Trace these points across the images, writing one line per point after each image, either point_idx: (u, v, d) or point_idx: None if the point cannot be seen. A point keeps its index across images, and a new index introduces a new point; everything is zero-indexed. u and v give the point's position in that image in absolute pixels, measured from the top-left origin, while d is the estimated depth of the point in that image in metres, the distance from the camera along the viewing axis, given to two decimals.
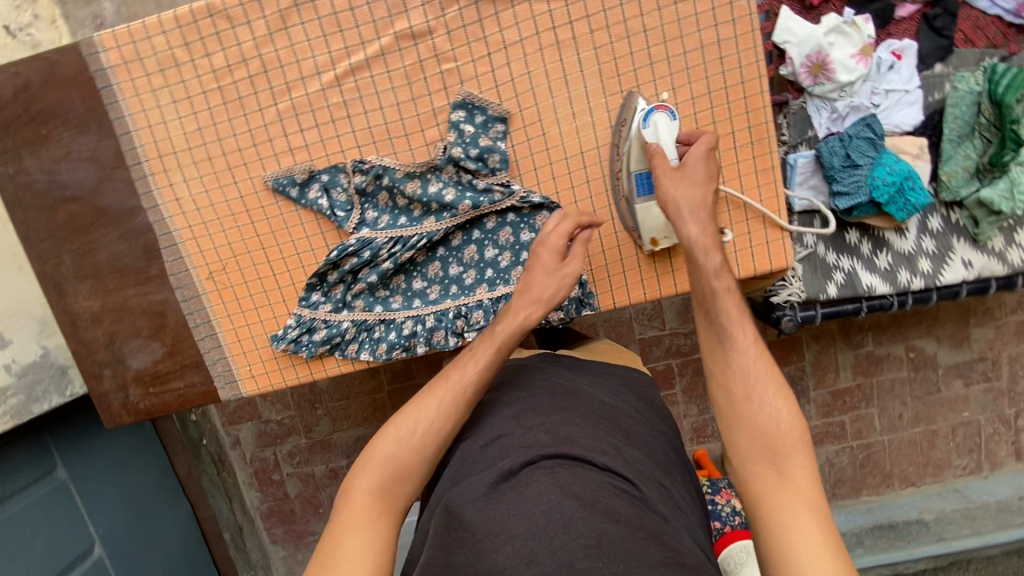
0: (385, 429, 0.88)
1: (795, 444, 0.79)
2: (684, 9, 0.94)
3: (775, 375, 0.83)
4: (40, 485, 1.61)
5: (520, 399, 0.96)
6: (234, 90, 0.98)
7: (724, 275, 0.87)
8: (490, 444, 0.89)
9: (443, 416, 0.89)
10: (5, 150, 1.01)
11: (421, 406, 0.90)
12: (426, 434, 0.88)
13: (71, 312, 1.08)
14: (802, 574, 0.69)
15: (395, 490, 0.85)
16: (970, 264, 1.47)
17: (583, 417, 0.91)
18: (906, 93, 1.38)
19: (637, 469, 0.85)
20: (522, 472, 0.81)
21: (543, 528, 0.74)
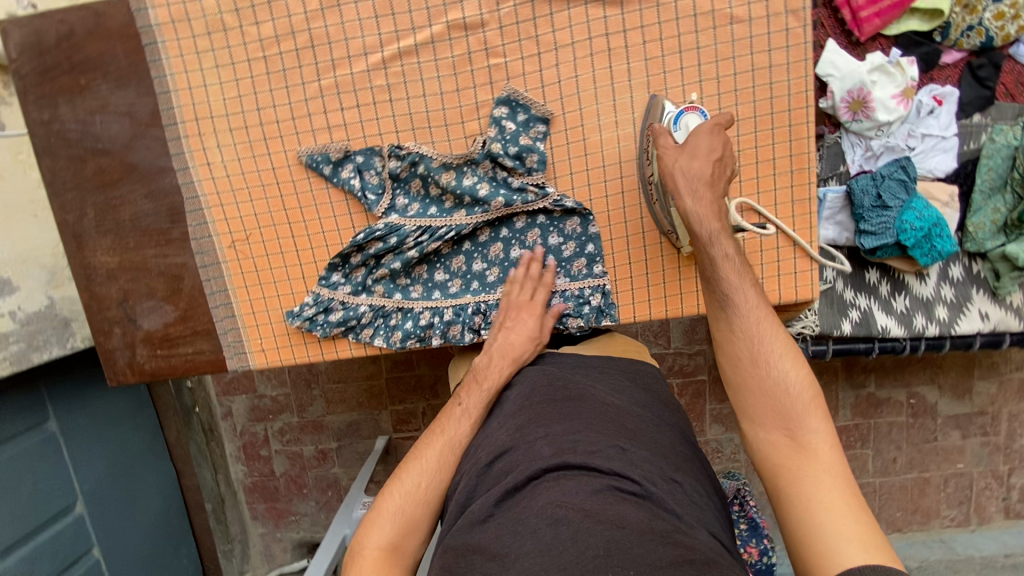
0: (392, 486, 0.97)
1: (804, 402, 0.85)
2: (740, 30, 0.93)
3: (779, 336, 0.89)
4: (30, 435, 1.59)
5: (523, 403, 0.97)
6: (279, 61, 0.97)
7: (722, 239, 0.89)
8: (493, 464, 0.90)
9: (443, 470, 0.98)
10: (40, 96, 1.00)
11: (421, 459, 0.99)
12: (429, 486, 0.96)
13: (87, 266, 1.07)
14: (815, 519, 0.77)
15: (404, 542, 0.94)
16: (986, 317, 1.46)
17: (588, 423, 0.90)
18: (943, 139, 1.37)
19: (644, 471, 0.84)
20: (526, 491, 0.82)
21: (553, 542, 0.73)
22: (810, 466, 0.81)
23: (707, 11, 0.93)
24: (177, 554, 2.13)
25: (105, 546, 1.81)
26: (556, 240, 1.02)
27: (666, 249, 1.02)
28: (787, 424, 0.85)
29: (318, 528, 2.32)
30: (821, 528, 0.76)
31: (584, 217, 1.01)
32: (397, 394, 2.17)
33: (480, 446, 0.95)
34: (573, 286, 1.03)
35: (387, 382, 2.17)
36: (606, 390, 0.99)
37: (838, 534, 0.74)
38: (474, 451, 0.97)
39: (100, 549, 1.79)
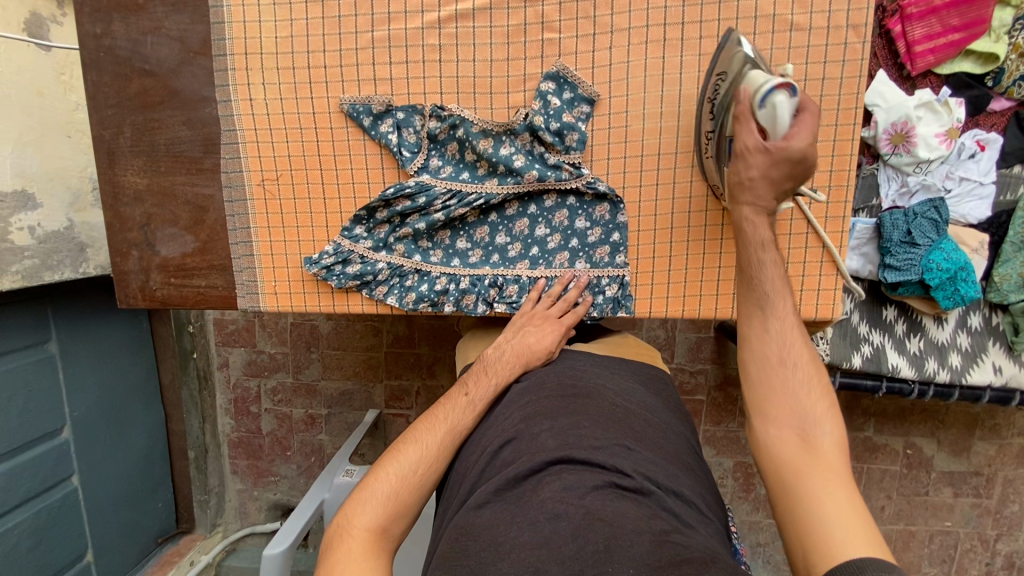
0: (387, 465, 0.91)
1: (824, 413, 0.79)
2: (798, 38, 0.93)
3: (809, 345, 0.83)
4: (30, 352, 1.59)
5: (531, 397, 0.96)
6: (336, 7, 0.97)
7: (771, 248, 0.84)
8: (495, 454, 0.89)
9: (442, 457, 0.94)
10: (97, 10, 1.01)
11: (419, 444, 0.94)
12: (426, 472, 0.92)
13: (115, 184, 1.07)
14: (823, 523, 0.70)
15: (393, 526, 0.88)
16: (1000, 371, 1.43)
17: (595, 421, 0.88)
18: (980, 185, 1.35)
19: (645, 470, 0.82)
20: (528, 481, 0.80)
21: (551, 537, 0.72)
22: (825, 473, 0.74)
23: (768, 15, 0.92)
24: (154, 496, 2.13)
25: (85, 476, 1.80)
26: (583, 224, 1.02)
27: (691, 249, 1.01)
28: (805, 429, 0.78)
29: (296, 493, 2.31)
30: (830, 533, 0.69)
31: (614, 204, 1.01)
32: (394, 369, 2.16)
33: (484, 439, 0.94)
34: (592, 275, 1.03)
35: (385, 356, 2.16)
36: (617, 391, 0.97)
37: (846, 536, 0.68)
38: (477, 443, 0.96)
39: (79, 478, 1.78)
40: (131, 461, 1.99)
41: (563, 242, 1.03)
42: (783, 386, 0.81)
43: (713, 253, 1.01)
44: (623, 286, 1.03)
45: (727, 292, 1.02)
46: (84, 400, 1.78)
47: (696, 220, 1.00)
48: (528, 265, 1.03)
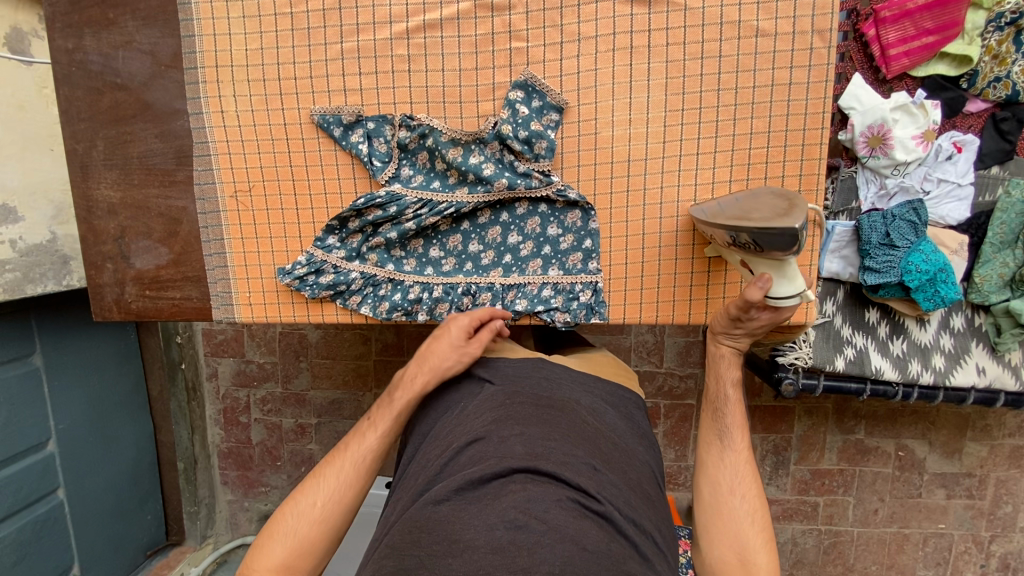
0: (286, 504, 0.94)
1: (762, 542, 0.91)
2: (764, 44, 0.93)
3: (756, 479, 0.97)
4: (17, 365, 1.59)
5: (502, 398, 0.94)
6: (304, 20, 0.98)
7: (739, 389, 1.01)
8: (459, 451, 0.87)
9: (342, 487, 0.95)
10: (68, 25, 1.02)
11: (323, 479, 0.96)
12: (325, 506, 0.93)
13: (89, 198, 1.07)
14: None
15: (299, 563, 0.90)
16: (983, 372, 1.43)
17: (564, 434, 0.88)
18: (958, 186, 1.36)
19: (610, 494, 0.83)
20: (493, 484, 0.80)
21: (507, 544, 0.72)
22: None
23: (733, 21, 0.93)
24: (143, 508, 2.12)
25: (71, 489, 1.79)
26: (555, 231, 1.02)
27: (664, 255, 1.01)
28: (744, 553, 0.91)
29: None
30: None
31: (586, 211, 1.01)
32: (382, 377, 2.15)
33: (447, 435, 0.93)
34: (565, 280, 1.02)
35: (374, 364, 2.16)
36: (589, 408, 0.98)
37: None
38: (439, 438, 0.94)
39: (65, 492, 1.77)
40: (118, 473, 1.98)
41: (535, 249, 1.02)
42: (732, 515, 0.94)
43: (686, 259, 1.01)
44: (597, 293, 1.02)
45: (700, 299, 1.03)
46: (70, 413, 1.77)
47: (668, 227, 1.00)
48: (501, 273, 1.03)
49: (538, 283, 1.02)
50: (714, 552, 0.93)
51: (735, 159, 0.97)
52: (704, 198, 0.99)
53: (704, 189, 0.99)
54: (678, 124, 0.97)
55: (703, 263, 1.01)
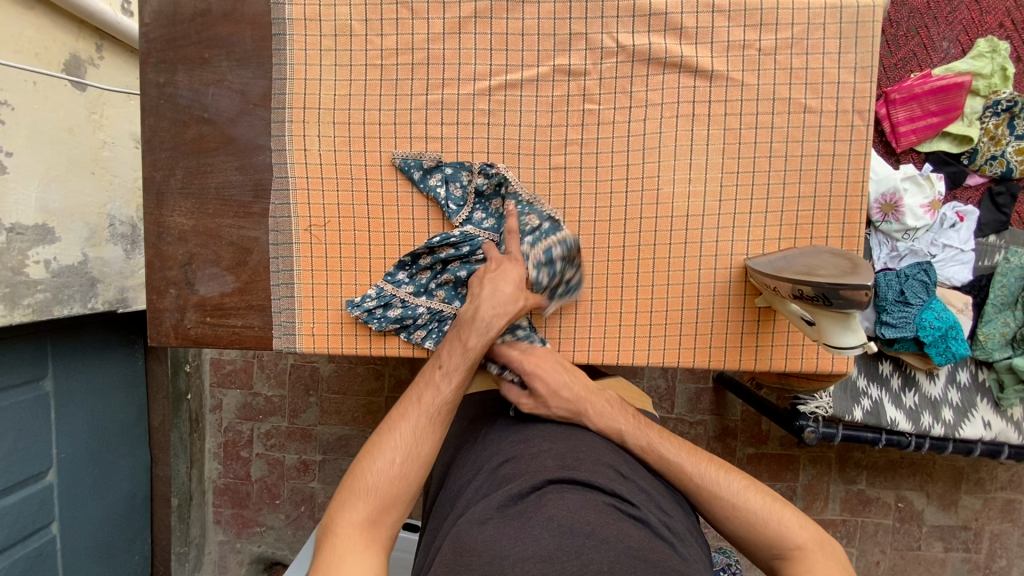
0: (365, 460, 0.88)
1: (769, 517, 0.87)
2: (811, 119, 1.04)
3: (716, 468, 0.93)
4: (25, 390, 1.53)
5: (526, 424, 1.01)
6: (393, 71, 1.05)
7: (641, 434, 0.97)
8: (493, 470, 0.91)
9: (420, 440, 0.91)
10: (162, 60, 1.06)
11: (400, 432, 0.91)
12: (405, 458, 0.88)
13: (161, 224, 1.09)
14: None
15: (384, 517, 0.85)
16: (989, 425, 1.52)
17: (589, 447, 0.93)
18: (961, 252, 1.49)
19: (641, 500, 0.85)
20: (531, 497, 0.82)
21: (554, 552, 0.71)
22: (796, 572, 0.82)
23: (784, 98, 1.04)
24: (130, 547, 2.00)
25: (65, 523, 1.69)
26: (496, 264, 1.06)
27: (718, 304, 1.08)
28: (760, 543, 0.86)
29: (281, 545, 2.20)
30: None
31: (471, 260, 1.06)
32: None
33: (478, 459, 0.97)
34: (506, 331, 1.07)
35: (387, 401, 2.14)
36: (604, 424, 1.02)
37: None
38: (469, 463, 0.98)
39: (59, 525, 1.67)
40: (113, 507, 1.89)
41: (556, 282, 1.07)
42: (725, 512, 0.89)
43: (737, 308, 1.08)
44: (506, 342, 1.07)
45: (749, 346, 1.09)
46: (73, 441, 1.70)
47: (722, 277, 1.08)
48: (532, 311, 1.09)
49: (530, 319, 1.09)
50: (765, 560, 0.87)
51: (784, 220, 1.06)
52: (755, 254, 1.07)
53: (755, 245, 1.07)
54: (734, 185, 1.06)
55: (754, 313, 1.08)
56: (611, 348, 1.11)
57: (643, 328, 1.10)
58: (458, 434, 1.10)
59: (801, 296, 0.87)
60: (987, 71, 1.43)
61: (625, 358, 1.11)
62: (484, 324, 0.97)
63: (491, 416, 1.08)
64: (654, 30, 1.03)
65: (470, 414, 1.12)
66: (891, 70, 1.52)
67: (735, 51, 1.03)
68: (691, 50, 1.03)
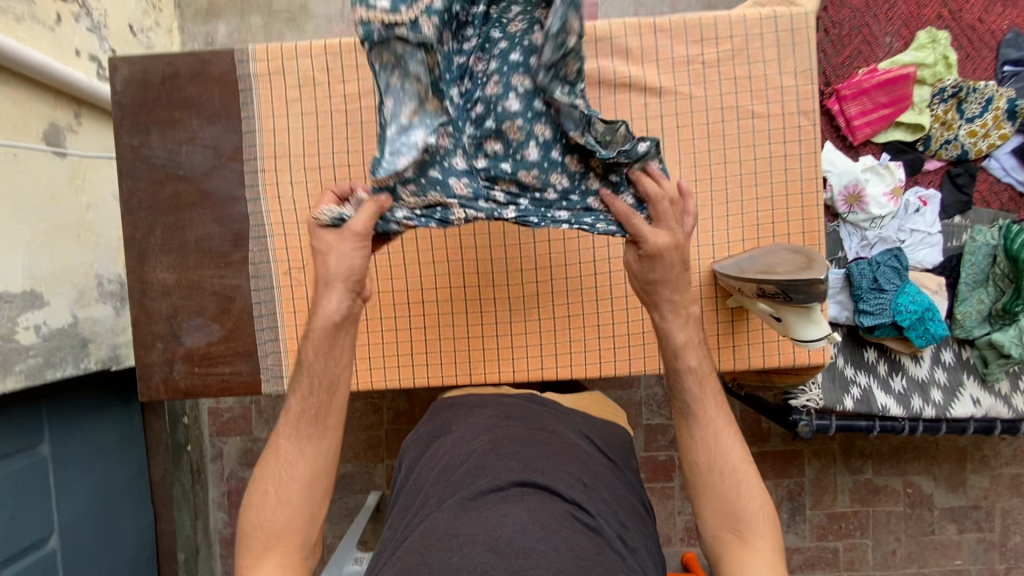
0: (252, 501, 0.90)
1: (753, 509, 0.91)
2: (760, 123, 1.08)
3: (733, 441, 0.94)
4: (24, 456, 1.53)
5: (496, 423, 1.00)
6: (358, 114, 1.10)
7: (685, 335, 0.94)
8: (458, 469, 0.90)
9: (297, 464, 0.91)
10: (135, 124, 1.10)
11: (274, 460, 0.91)
12: (279, 489, 0.90)
13: (144, 280, 1.12)
14: None
15: (286, 547, 0.88)
16: (978, 402, 1.54)
17: (556, 453, 0.93)
18: (929, 234, 1.52)
19: (599, 508, 0.86)
20: (491, 496, 0.81)
21: (504, 546, 0.72)
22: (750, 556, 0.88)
23: (733, 106, 1.08)
24: None
25: None
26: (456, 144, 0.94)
27: None
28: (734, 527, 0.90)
29: None
30: None
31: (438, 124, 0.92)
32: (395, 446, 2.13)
33: (445, 454, 0.97)
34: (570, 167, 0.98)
35: (386, 434, 2.14)
36: (574, 432, 1.04)
37: None
38: (436, 460, 0.97)
39: None
40: (117, 567, 1.86)
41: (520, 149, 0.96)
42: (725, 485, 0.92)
43: (711, 311, 1.11)
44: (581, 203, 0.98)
45: (728, 347, 1.12)
46: (73, 503, 1.69)
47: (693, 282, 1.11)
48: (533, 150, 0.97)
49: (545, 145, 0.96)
50: (710, 525, 0.93)
51: (746, 221, 1.10)
52: (722, 256, 1.10)
53: (721, 248, 1.11)
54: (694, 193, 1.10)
55: (727, 314, 1.11)
56: (592, 360, 1.14)
57: (622, 337, 1.13)
58: (428, 432, 1.08)
59: (762, 293, 0.91)
60: (931, 61, 1.50)
61: (606, 369, 1.14)
62: (321, 335, 0.90)
63: (461, 412, 1.08)
64: (602, 53, 1.08)
65: (438, 416, 1.10)
66: (839, 68, 1.57)
67: (681, 67, 1.08)
68: (639, 70, 1.08)
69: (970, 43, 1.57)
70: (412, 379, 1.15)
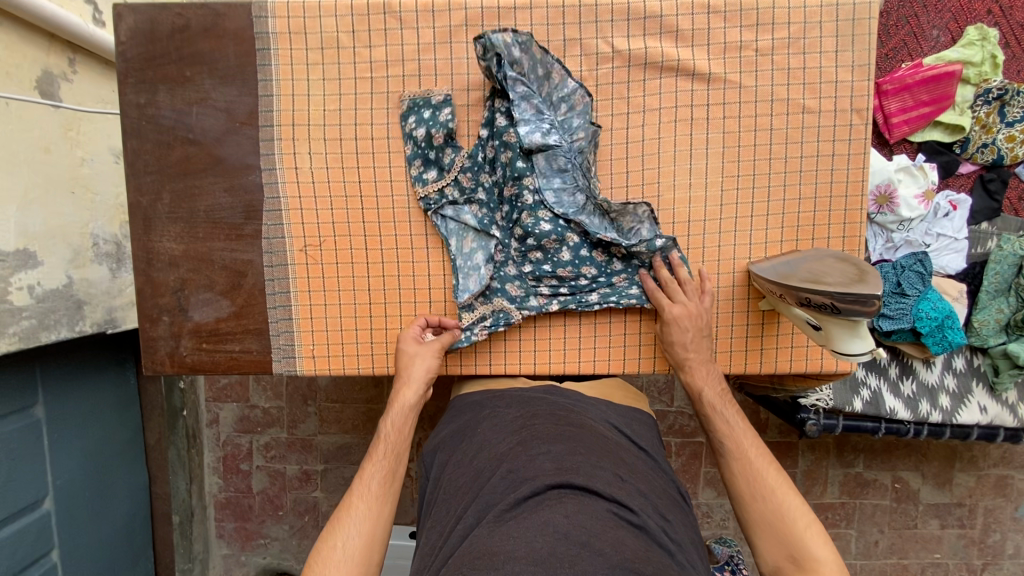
0: (315, 561, 0.89)
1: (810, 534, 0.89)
2: (809, 119, 1.03)
3: (776, 469, 0.96)
4: (18, 418, 1.48)
5: (524, 422, 0.98)
6: (384, 84, 1.02)
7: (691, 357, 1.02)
8: (490, 475, 0.88)
9: (363, 525, 0.92)
10: (141, 80, 1.02)
11: (340, 521, 0.92)
12: (344, 545, 0.89)
13: (149, 250, 1.06)
14: None
15: None
16: (985, 410, 1.55)
17: (589, 449, 0.91)
18: (955, 240, 1.49)
19: (640, 503, 0.85)
20: (529, 503, 0.80)
21: (548, 557, 0.71)
22: None
23: (783, 99, 1.02)
24: (133, 568, 1.98)
25: (65, 549, 1.66)
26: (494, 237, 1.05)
27: (722, 308, 1.08)
28: (792, 554, 0.88)
29: (286, 556, 2.19)
30: None
31: (481, 238, 1.05)
32: None
33: (475, 457, 0.95)
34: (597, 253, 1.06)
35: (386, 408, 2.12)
36: (603, 424, 1.02)
37: None
38: (465, 463, 0.95)
39: (59, 553, 1.64)
40: (113, 529, 1.85)
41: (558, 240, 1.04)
42: (777, 511, 0.92)
43: (741, 312, 1.08)
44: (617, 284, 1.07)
45: (755, 349, 1.09)
46: (68, 466, 1.66)
47: (725, 282, 1.07)
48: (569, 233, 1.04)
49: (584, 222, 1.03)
50: (769, 557, 0.91)
51: (785, 222, 1.06)
52: (758, 257, 1.06)
53: (757, 249, 1.06)
54: (735, 188, 1.05)
55: (758, 316, 1.08)
56: (616, 356, 1.11)
57: (648, 336, 1.10)
58: (454, 433, 1.06)
59: (808, 303, 0.87)
60: (977, 59, 1.43)
61: (629, 366, 1.11)
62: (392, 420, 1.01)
63: (485, 411, 1.06)
64: (649, 33, 1.01)
65: (466, 415, 1.08)
66: (882, 62, 1.52)
67: (732, 53, 1.01)
68: (688, 53, 1.01)
69: (1018, 42, 1.51)
70: None
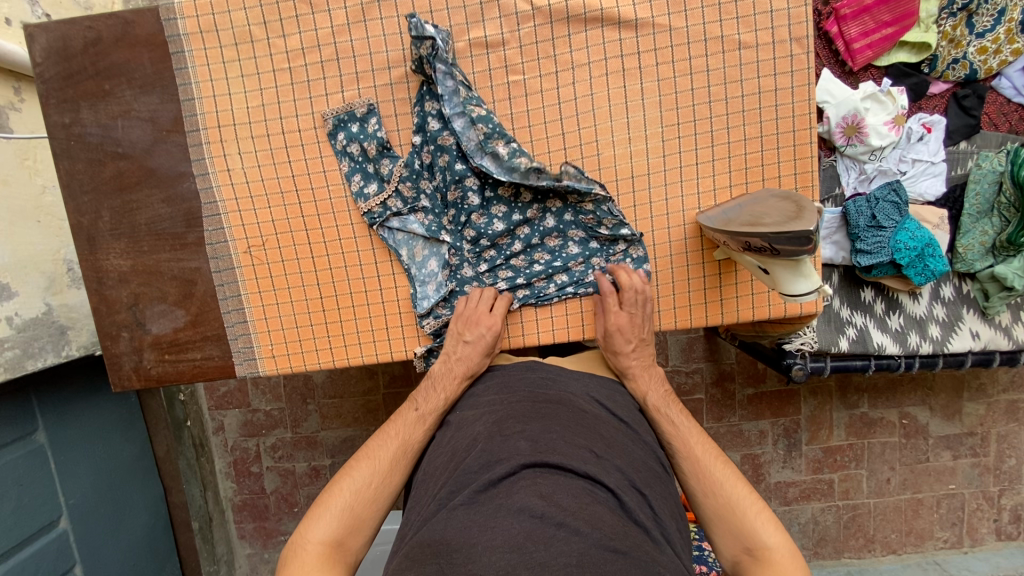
0: (341, 482, 0.94)
1: (761, 520, 0.89)
2: (746, 55, 0.98)
3: (726, 463, 0.97)
4: (18, 446, 1.52)
5: (503, 400, 0.96)
6: (303, 73, 1.00)
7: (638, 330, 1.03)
8: (466, 455, 0.88)
9: (392, 471, 0.96)
10: (62, 100, 1.01)
11: (371, 460, 0.96)
12: (379, 485, 0.94)
13: (98, 269, 1.06)
14: None
15: (344, 548, 0.89)
16: (978, 335, 1.51)
17: (565, 425, 0.89)
18: (932, 164, 1.43)
19: (617, 480, 0.83)
20: (502, 485, 0.79)
21: (524, 542, 0.69)
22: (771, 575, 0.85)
23: (717, 36, 0.98)
24: None
25: (88, 565, 1.72)
26: (445, 241, 1.05)
27: (676, 263, 1.05)
28: (745, 545, 0.89)
29: None
30: None
31: (432, 245, 1.06)
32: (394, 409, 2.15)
33: (452, 441, 0.94)
34: (553, 239, 1.06)
35: (384, 398, 2.15)
36: (585, 395, 0.99)
37: None
38: (442, 446, 0.95)
39: (82, 569, 1.69)
40: (135, 542, 1.90)
41: (509, 235, 1.06)
42: (727, 506, 0.92)
43: (696, 263, 1.05)
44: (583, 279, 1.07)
45: (714, 301, 1.07)
46: (79, 487, 1.70)
47: (676, 236, 1.05)
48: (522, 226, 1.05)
49: (539, 213, 1.05)
50: (726, 553, 0.91)
51: (733, 165, 1.02)
52: (707, 205, 1.03)
53: (706, 197, 1.03)
54: (676, 137, 1.01)
55: (714, 266, 1.05)
56: (575, 324, 1.09)
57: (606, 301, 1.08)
58: None
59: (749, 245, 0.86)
60: None
61: (591, 332, 1.09)
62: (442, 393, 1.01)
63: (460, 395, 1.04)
64: None
65: None
66: None
67: None
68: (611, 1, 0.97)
69: None
70: (392, 354, 1.10)
